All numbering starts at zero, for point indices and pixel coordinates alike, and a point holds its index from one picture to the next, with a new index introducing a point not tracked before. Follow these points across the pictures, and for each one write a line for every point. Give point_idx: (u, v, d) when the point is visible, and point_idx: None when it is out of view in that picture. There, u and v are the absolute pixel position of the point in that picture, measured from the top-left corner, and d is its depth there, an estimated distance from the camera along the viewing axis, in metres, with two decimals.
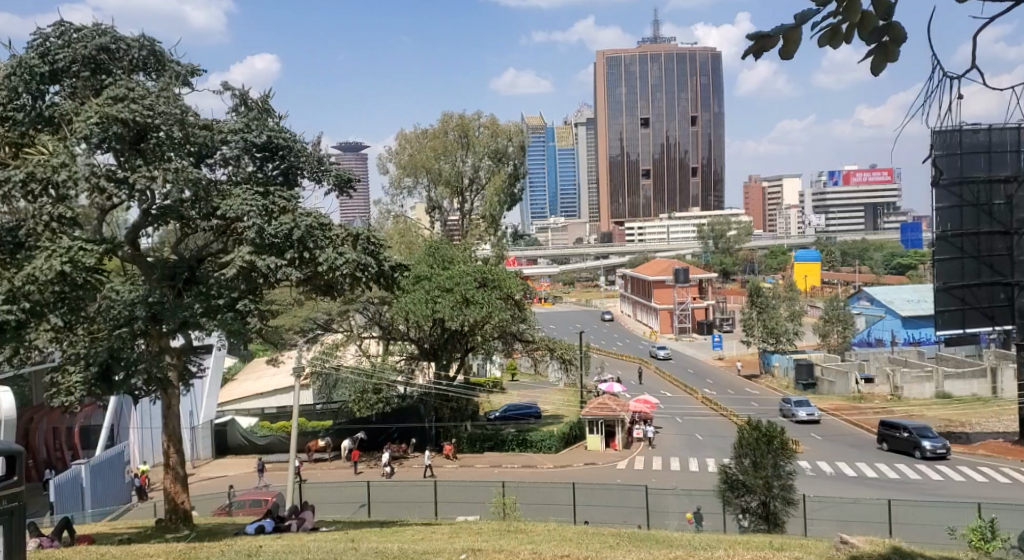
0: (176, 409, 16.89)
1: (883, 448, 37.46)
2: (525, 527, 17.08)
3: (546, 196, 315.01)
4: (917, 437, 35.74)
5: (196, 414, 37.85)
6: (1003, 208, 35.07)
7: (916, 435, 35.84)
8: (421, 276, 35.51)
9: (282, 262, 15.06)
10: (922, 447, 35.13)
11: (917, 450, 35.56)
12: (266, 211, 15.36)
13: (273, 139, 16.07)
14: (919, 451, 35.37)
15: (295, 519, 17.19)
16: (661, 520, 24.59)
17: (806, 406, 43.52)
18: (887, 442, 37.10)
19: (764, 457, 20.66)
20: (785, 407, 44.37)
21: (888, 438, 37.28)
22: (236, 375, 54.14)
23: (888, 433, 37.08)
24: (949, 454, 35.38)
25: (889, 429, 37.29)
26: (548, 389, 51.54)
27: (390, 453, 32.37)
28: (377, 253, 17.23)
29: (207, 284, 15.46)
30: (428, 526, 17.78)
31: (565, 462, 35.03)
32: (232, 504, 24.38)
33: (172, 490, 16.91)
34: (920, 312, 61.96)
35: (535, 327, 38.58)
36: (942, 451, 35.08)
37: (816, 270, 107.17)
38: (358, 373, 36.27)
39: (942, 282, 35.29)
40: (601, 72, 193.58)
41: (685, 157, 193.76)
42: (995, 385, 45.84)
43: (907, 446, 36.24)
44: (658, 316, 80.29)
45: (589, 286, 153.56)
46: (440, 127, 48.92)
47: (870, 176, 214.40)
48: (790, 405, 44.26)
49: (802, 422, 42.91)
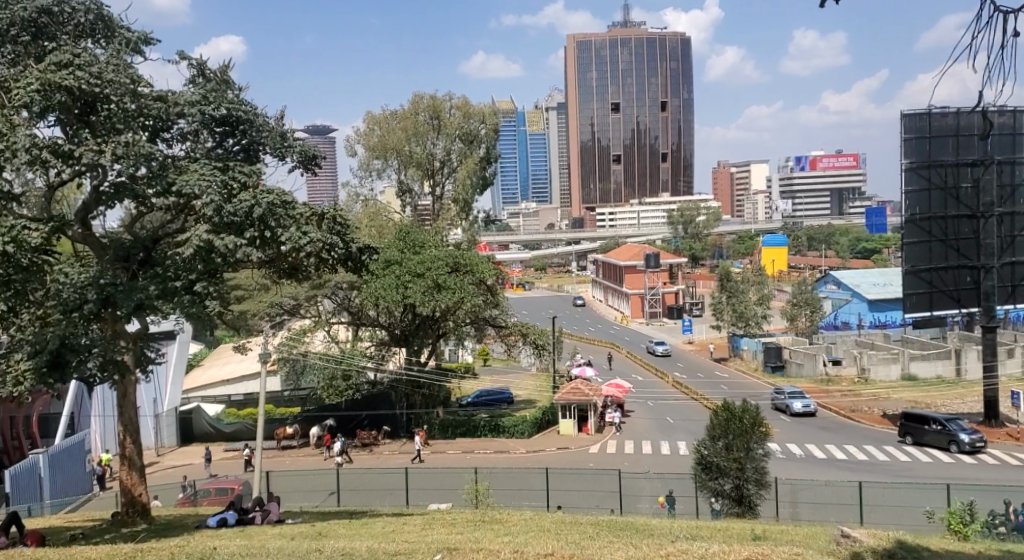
0: (131, 397, 16.01)
1: (907, 443, 35.07)
2: (499, 517, 16.58)
3: (517, 182, 314.05)
4: (951, 430, 33.56)
5: (159, 402, 36.85)
6: (970, 192, 34.98)
7: (949, 428, 33.64)
8: (391, 260, 34.64)
9: (242, 241, 14.34)
10: (961, 440, 32.89)
11: (952, 444, 33.33)
12: (225, 187, 14.56)
13: (232, 112, 15.20)
14: (955, 445, 33.07)
15: (259, 511, 16.44)
16: (633, 504, 24.28)
17: (801, 398, 41.73)
18: (913, 435, 34.76)
19: (737, 440, 20.42)
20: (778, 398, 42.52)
21: (912, 431, 34.97)
22: (202, 362, 52.90)
23: (914, 427, 34.76)
24: (982, 448, 33.41)
25: (914, 422, 35.03)
26: (521, 375, 51.19)
27: (341, 443, 31.61)
28: (344, 234, 16.57)
29: (163, 265, 14.64)
30: (399, 517, 17.21)
31: (537, 447, 34.67)
32: (197, 493, 23.66)
33: (129, 482, 16.08)
34: (886, 295, 62.59)
35: (507, 312, 38.00)
36: (978, 444, 33.01)
37: (784, 254, 107.93)
38: (327, 359, 35.61)
39: (909, 265, 35.48)
40: (572, 56, 192.34)
41: (654, 142, 193.90)
42: (959, 367, 46.57)
43: (939, 439, 33.98)
44: (629, 301, 80.27)
45: (561, 270, 153.33)
46: (410, 108, 47.83)
47: (837, 162, 217.12)
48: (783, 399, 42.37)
49: (796, 415, 41.06)
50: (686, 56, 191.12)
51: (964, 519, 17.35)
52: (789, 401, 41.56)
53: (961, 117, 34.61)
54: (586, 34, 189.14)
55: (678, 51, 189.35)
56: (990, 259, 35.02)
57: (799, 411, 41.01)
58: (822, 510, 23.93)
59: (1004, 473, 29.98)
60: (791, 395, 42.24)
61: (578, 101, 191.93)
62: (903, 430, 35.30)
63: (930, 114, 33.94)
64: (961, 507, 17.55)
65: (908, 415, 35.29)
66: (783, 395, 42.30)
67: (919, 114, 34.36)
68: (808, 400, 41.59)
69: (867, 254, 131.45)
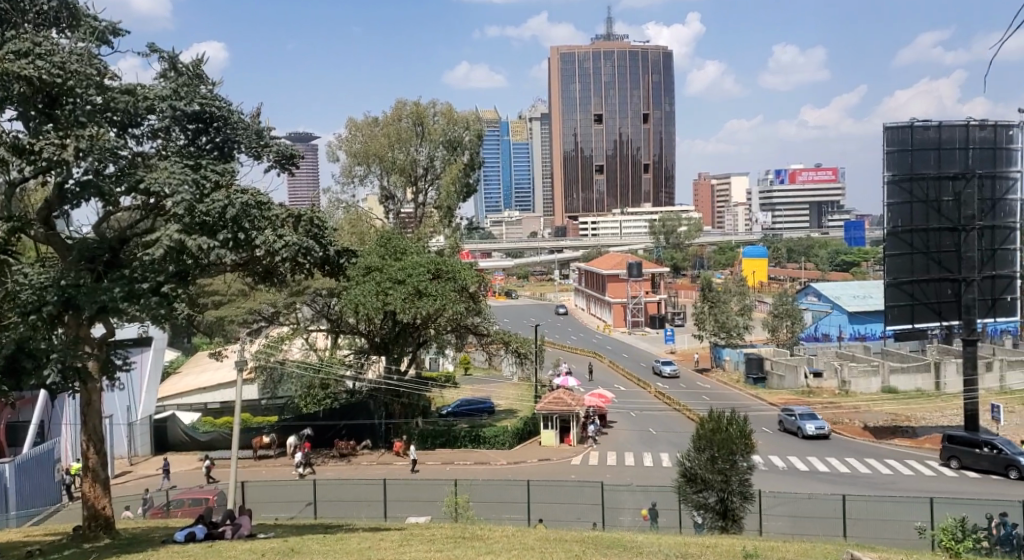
0: (96, 405, 15.26)
1: (956, 468, 32.19)
2: (478, 532, 16.00)
3: (500, 191, 313.96)
4: (1007, 454, 30.66)
5: (134, 409, 35.83)
6: (952, 205, 34.91)
7: (1005, 452, 30.76)
8: (371, 267, 33.97)
9: (215, 242, 13.69)
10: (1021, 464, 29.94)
11: (1010, 469, 30.42)
12: (197, 185, 13.95)
13: (205, 108, 14.59)
14: (1014, 470, 30.15)
15: (230, 525, 15.68)
16: (615, 517, 23.71)
17: (814, 419, 39.05)
18: (963, 459, 31.92)
19: (721, 452, 19.86)
20: (788, 419, 39.83)
21: (961, 455, 32.12)
22: (178, 369, 51.82)
23: (963, 450, 31.94)
24: None
25: (964, 445, 32.21)
26: (502, 384, 50.64)
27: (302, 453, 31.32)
28: (321, 237, 15.96)
29: (130, 266, 13.92)
30: (376, 531, 16.57)
31: (519, 458, 34.11)
32: (169, 503, 23.00)
33: (91, 496, 15.30)
34: (866, 308, 62.75)
35: (490, 320, 37.33)
36: None
37: (764, 266, 108.27)
38: (304, 368, 34.96)
39: (890, 278, 35.48)
40: (556, 67, 192.61)
41: (637, 153, 194.56)
42: (938, 380, 46.58)
43: (993, 464, 31.07)
44: (611, 310, 79.98)
45: (542, 279, 152.82)
46: (393, 114, 47.33)
47: (817, 175, 219.15)
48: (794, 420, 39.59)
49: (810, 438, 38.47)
50: (669, 68, 192.48)
51: (956, 535, 16.98)
52: (800, 423, 38.85)
53: (942, 130, 34.70)
54: (570, 45, 189.37)
55: (661, 64, 190.62)
56: (971, 271, 34.87)
57: (813, 434, 38.42)
58: (805, 523, 23.48)
59: (987, 486, 29.78)
60: (803, 415, 39.51)
61: (562, 111, 192.26)
62: (948, 455, 32.77)
63: (911, 128, 34.17)
64: (953, 523, 17.21)
65: (953, 438, 32.70)
66: (794, 416, 39.59)
67: (902, 126, 34.43)
68: (821, 421, 38.86)
69: (846, 267, 132.35)
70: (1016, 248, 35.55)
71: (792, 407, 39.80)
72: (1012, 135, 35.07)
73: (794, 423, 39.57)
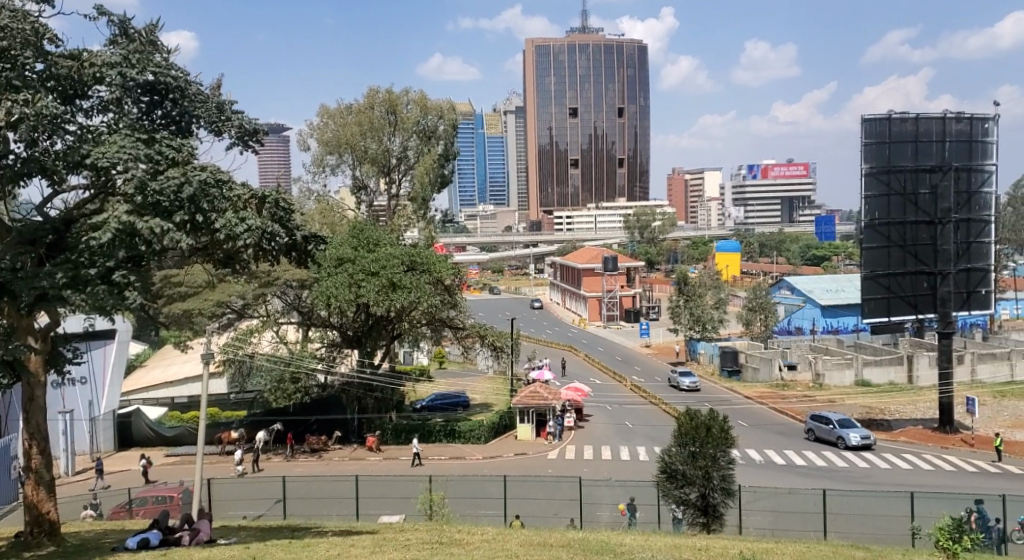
0: (41, 401, 14.05)
1: None
2: (458, 537, 14.98)
3: (474, 185, 312.09)
4: None
5: (96, 404, 34.35)
6: (928, 198, 34.53)
7: None
8: (343, 258, 32.74)
9: (169, 224, 12.47)
10: None
11: None
12: (148, 161, 12.74)
13: (158, 77, 13.36)
14: None
15: (188, 531, 14.53)
16: (593, 512, 23.02)
17: (854, 428, 35.26)
18: None
19: (704, 447, 19.05)
20: (825, 428, 35.77)
21: None
22: (144, 362, 50.17)
23: None
24: None
25: None
26: (477, 377, 49.69)
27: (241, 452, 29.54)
28: (287, 220, 14.75)
29: (75, 250, 12.71)
30: (348, 537, 15.54)
31: (494, 453, 33.21)
32: (132, 502, 22.11)
33: (34, 499, 14.07)
34: (839, 301, 62.71)
35: (465, 313, 36.48)
36: None
37: (737, 260, 108.30)
38: (274, 361, 33.61)
39: (868, 270, 34.87)
40: (531, 60, 191.56)
41: (612, 148, 194.10)
42: (911, 373, 46.60)
43: None
44: (587, 303, 79.39)
45: (516, 273, 151.40)
46: (366, 102, 46.04)
47: (789, 170, 220.35)
48: (834, 429, 35.50)
49: (856, 450, 34.53)
50: (643, 62, 192.71)
51: (953, 534, 16.18)
52: (844, 432, 34.90)
53: (919, 122, 34.28)
54: (546, 38, 188.59)
55: (636, 58, 191.24)
56: (946, 265, 34.80)
57: (858, 445, 34.59)
58: (787, 518, 22.79)
59: (970, 480, 29.38)
60: (841, 424, 35.59)
61: (536, 105, 191.28)
62: None
63: (888, 119, 33.79)
64: (949, 521, 16.44)
65: None
66: (832, 425, 35.56)
67: (880, 119, 33.89)
68: (863, 430, 35.13)
69: (817, 260, 133.03)
70: (991, 241, 35.31)
71: (828, 415, 35.79)
72: (988, 129, 34.70)
73: (833, 432, 35.56)
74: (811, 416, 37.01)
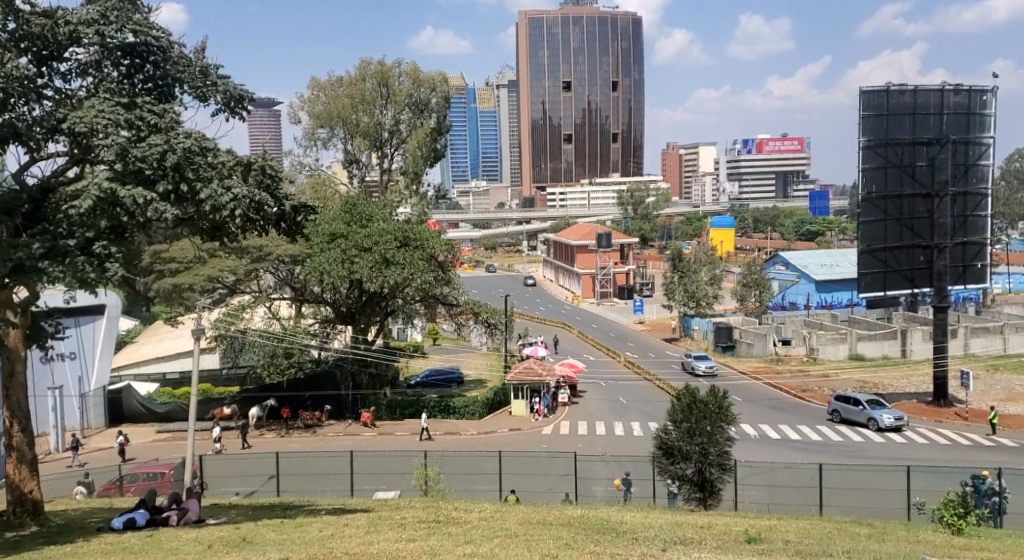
0: (22, 377, 13.58)
1: None
2: (455, 515, 14.59)
3: (467, 161, 310.04)
4: None
5: (87, 379, 33.86)
6: (925, 170, 34.01)
7: None
8: (336, 234, 32.30)
9: (152, 194, 11.92)
10: None
11: None
12: (128, 127, 12.22)
13: (137, 37, 12.75)
14: None
15: (176, 510, 14.13)
16: (588, 487, 22.78)
17: (886, 408, 33.48)
18: None
19: (700, 423, 18.71)
20: (855, 410, 34.10)
21: None
22: (135, 339, 49.58)
23: None
24: None
25: None
26: (471, 354, 49.40)
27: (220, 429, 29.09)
28: (275, 189, 14.09)
29: (53, 220, 12.13)
30: (342, 515, 15.11)
31: (488, 429, 32.92)
32: (123, 478, 21.71)
33: (17, 478, 13.64)
34: (833, 277, 62.47)
35: (459, 289, 36.00)
36: None
37: (731, 236, 107.92)
38: (266, 337, 32.96)
39: (864, 244, 34.54)
40: (524, 34, 189.57)
41: (605, 123, 192.91)
42: (905, 347, 46.46)
43: None
44: (580, 279, 78.99)
45: (510, 250, 150.45)
46: (357, 74, 45.25)
47: (782, 145, 219.66)
48: (866, 410, 33.70)
49: (888, 431, 32.66)
50: (637, 36, 191.40)
51: (958, 510, 15.88)
52: (875, 413, 33.14)
53: (918, 94, 33.72)
54: (539, 11, 186.50)
55: (629, 32, 190.13)
56: (944, 239, 34.34)
57: (890, 426, 32.73)
58: (782, 493, 22.54)
59: (968, 453, 29.22)
60: (871, 405, 33.93)
61: (530, 79, 189.57)
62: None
63: (886, 92, 33.26)
64: (954, 498, 16.11)
65: None
66: (862, 405, 33.93)
67: (878, 90, 33.31)
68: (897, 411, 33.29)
69: (810, 236, 132.63)
70: (987, 215, 34.96)
71: (857, 395, 34.19)
72: (986, 101, 34.17)
73: (864, 414, 33.84)
74: (837, 396, 35.59)
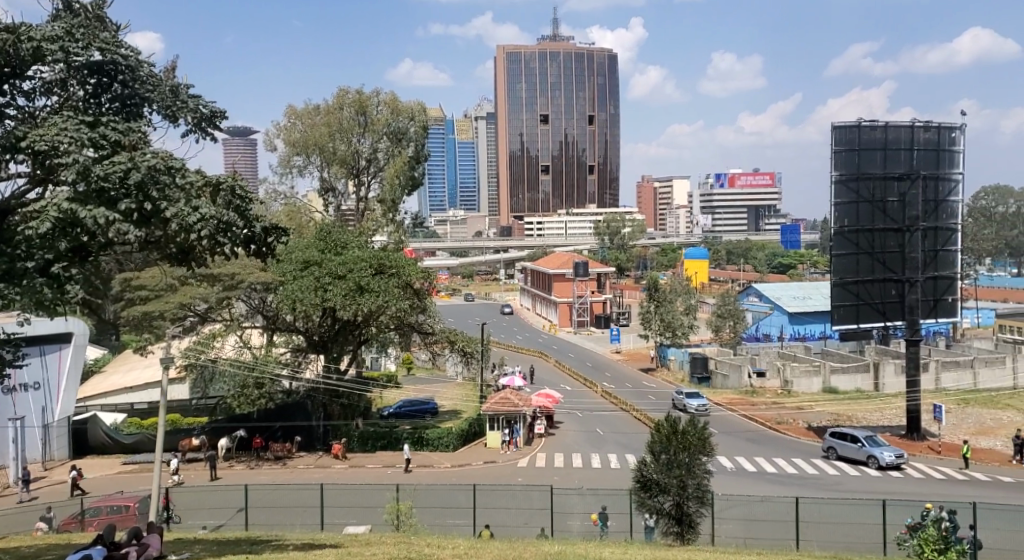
0: None
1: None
2: (426, 552, 14.04)
3: (444, 191, 310.64)
4: None
5: (50, 410, 32.63)
6: (896, 206, 34.48)
7: None
8: (309, 261, 31.85)
9: (115, 214, 11.50)
10: None
11: None
12: (91, 145, 11.83)
13: (103, 55, 12.45)
14: None
15: (137, 545, 13.37)
16: (564, 522, 22.32)
17: (886, 446, 32.74)
18: None
19: (678, 455, 18.42)
20: (854, 448, 33.33)
21: None
22: (102, 367, 48.36)
23: None
24: None
25: None
26: (446, 384, 48.80)
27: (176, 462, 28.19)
28: (244, 209, 13.69)
29: (12, 242, 11.73)
30: (307, 552, 14.53)
31: (462, 461, 32.34)
32: (85, 512, 20.96)
33: None
34: (806, 309, 62.88)
35: (434, 317, 35.67)
36: None
37: (705, 267, 108.71)
38: (237, 366, 32.20)
39: (837, 277, 34.67)
40: (502, 67, 191.01)
41: (582, 155, 194.62)
42: (877, 380, 46.64)
43: None
44: (557, 309, 78.77)
45: (488, 279, 149.98)
46: (334, 102, 45.03)
47: (756, 179, 222.79)
48: (865, 448, 32.94)
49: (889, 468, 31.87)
50: (613, 71, 194.33)
51: (938, 546, 15.64)
52: (875, 450, 32.38)
53: (889, 130, 34.21)
54: (516, 44, 188.30)
55: (606, 67, 193.03)
56: (914, 273, 34.61)
57: (891, 464, 31.94)
58: (758, 527, 22.24)
59: (942, 487, 29.16)
60: (870, 442, 33.18)
61: (507, 111, 190.81)
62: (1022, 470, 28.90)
63: (858, 127, 33.70)
64: (934, 531, 15.85)
65: None
66: (860, 442, 33.21)
67: (850, 126, 33.74)
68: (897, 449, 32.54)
69: (782, 269, 133.86)
70: (957, 249, 35.35)
71: (855, 432, 33.48)
72: (955, 138, 34.69)
73: (863, 452, 33.04)
74: (831, 432, 34.89)
